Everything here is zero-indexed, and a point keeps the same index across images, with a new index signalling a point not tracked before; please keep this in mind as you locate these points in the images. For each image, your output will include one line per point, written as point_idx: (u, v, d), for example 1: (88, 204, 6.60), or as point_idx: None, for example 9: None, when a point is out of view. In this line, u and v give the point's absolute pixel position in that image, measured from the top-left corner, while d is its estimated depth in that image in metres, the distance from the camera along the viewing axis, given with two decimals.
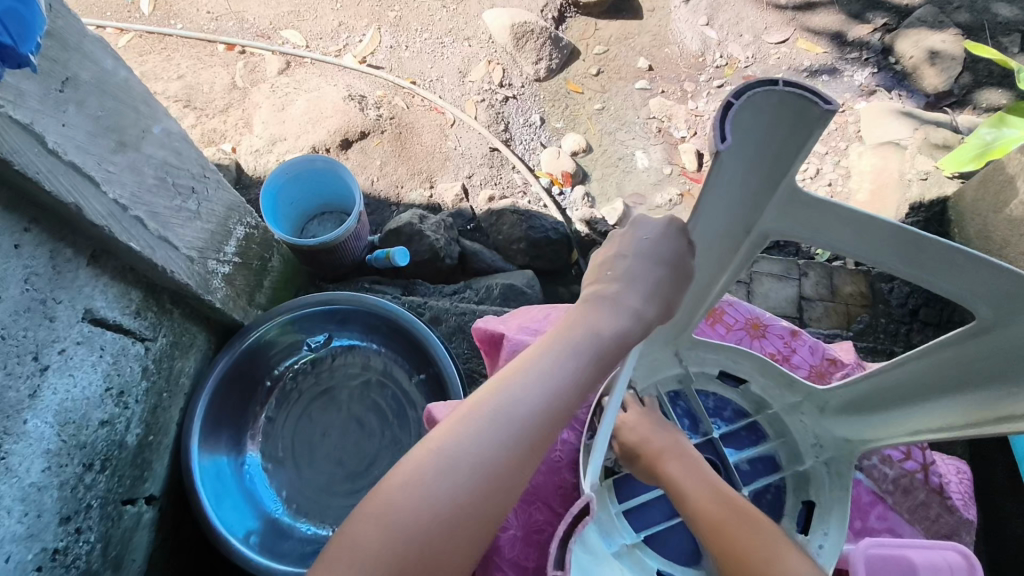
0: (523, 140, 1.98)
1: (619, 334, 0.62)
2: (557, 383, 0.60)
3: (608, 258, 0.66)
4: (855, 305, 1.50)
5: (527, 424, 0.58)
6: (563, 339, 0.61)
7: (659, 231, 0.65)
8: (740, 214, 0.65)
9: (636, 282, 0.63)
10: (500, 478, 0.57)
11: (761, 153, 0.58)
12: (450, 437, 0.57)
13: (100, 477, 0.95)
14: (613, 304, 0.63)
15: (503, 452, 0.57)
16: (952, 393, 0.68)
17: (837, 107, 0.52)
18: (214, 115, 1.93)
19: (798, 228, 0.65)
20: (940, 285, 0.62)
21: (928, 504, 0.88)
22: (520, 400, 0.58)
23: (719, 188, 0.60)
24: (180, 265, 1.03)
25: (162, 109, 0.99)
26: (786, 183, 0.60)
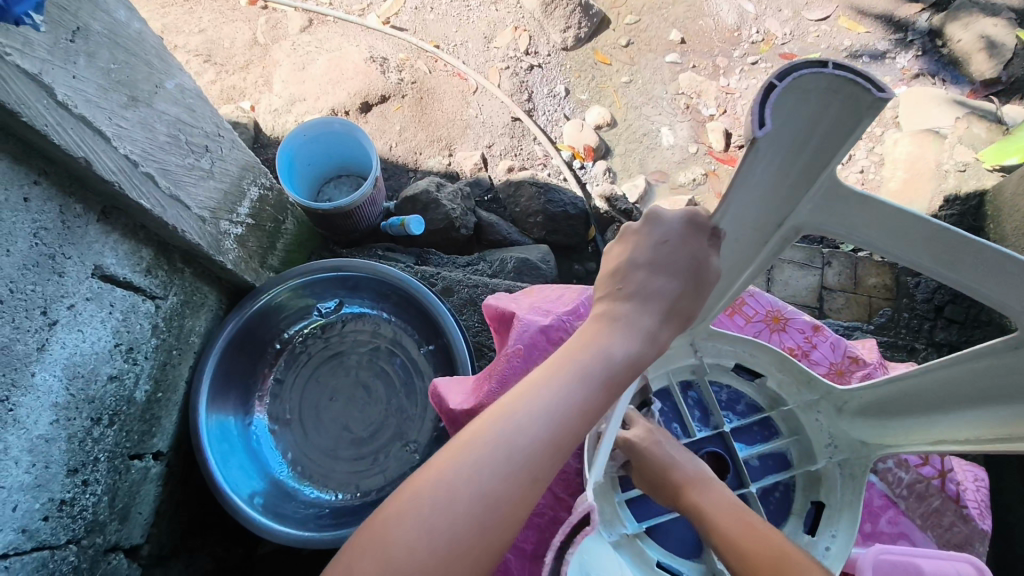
0: (545, 111, 1.92)
1: (629, 357, 0.61)
2: (562, 413, 0.57)
3: (622, 266, 0.65)
4: (878, 298, 1.46)
5: (531, 455, 0.55)
6: (569, 366, 0.59)
7: (678, 230, 0.64)
8: (772, 204, 0.61)
9: (650, 304, 0.63)
10: (502, 513, 0.54)
11: (801, 143, 0.55)
12: (450, 468, 0.54)
13: (109, 431, 0.96)
14: (625, 327, 0.62)
15: (505, 485, 0.54)
16: (984, 404, 0.65)
17: (891, 95, 0.49)
18: (234, 71, 1.90)
19: (832, 222, 0.61)
20: (984, 293, 0.59)
21: (941, 511, 0.86)
22: (525, 429, 0.55)
23: (751, 172, 0.57)
24: (192, 226, 1.02)
25: (176, 64, 0.97)
26: (825, 176, 0.57)
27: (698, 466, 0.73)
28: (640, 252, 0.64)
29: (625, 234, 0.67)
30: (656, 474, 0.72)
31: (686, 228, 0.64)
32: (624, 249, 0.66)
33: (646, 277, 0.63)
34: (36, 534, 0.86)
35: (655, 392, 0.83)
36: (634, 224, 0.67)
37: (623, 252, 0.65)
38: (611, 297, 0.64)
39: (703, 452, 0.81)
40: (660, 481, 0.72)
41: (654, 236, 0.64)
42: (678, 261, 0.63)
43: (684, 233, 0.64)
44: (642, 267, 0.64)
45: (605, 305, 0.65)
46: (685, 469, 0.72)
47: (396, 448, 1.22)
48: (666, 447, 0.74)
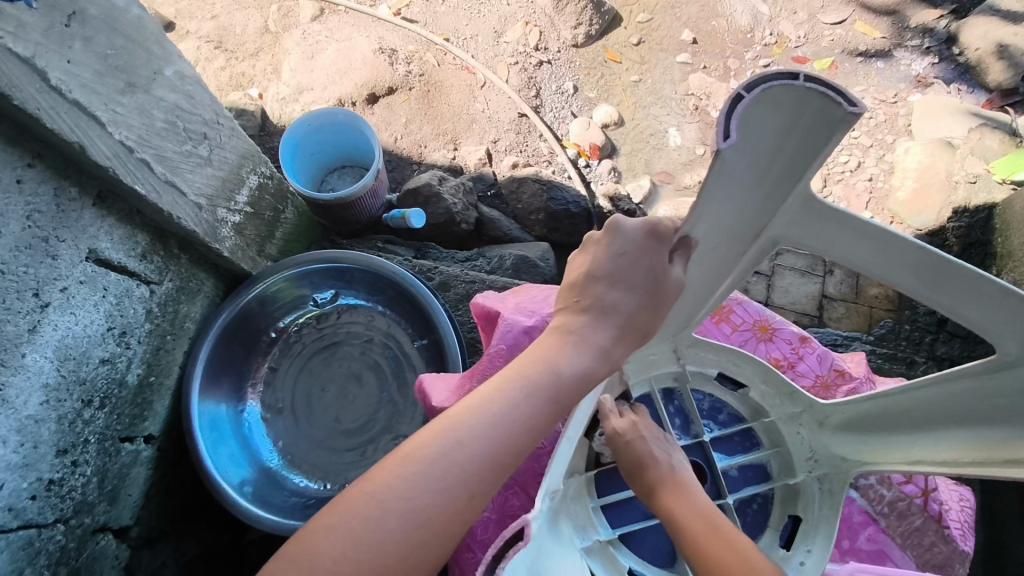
0: (553, 108, 1.91)
1: (579, 373, 0.63)
2: (505, 428, 0.58)
3: (581, 279, 0.66)
4: (880, 308, 1.44)
5: (469, 473, 0.56)
6: (517, 383, 0.61)
7: (638, 241, 0.65)
8: (747, 215, 0.60)
9: (608, 319, 0.65)
10: (436, 527, 0.54)
11: (774, 154, 0.53)
12: (385, 482, 0.55)
13: (99, 414, 0.97)
14: (577, 343, 0.64)
15: (442, 499, 0.55)
16: (967, 426, 0.64)
17: (863, 110, 0.48)
18: (244, 58, 1.91)
19: (809, 236, 0.60)
20: (962, 312, 0.58)
21: (923, 530, 0.85)
22: (470, 442, 0.57)
23: (721, 182, 0.55)
24: (188, 212, 1.03)
25: (175, 50, 0.97)
26: (800, 188, 0.56)
27: (678, 464, 0.72)
28: (600, 264, 0.66)
29: (589, 244, 0.68)
30: (634, 464, 0.72)
31: (646, 238, 0.65)
32: (585, 261, 0.67)
33: (604, 289, 0.65)
34: (22, 513, 0.86)
35: (636, 399, 0.83)
36: (598, 234, 0.67)
37: (585, 262, 0.67)
38: (571, 311, 0.67)
39: None
40: (636, 474, 0.72)
41: (614, 247, 0.65)
42: (636, 275, 0.65)
43: (645, 243, 0.65)
44: (600, 280, 0.65)
45: (563, 318, 0.67)
46: (663, 467, 0.71)
47: (385, 441, 1.23)
48: (650, 442, 0.73)
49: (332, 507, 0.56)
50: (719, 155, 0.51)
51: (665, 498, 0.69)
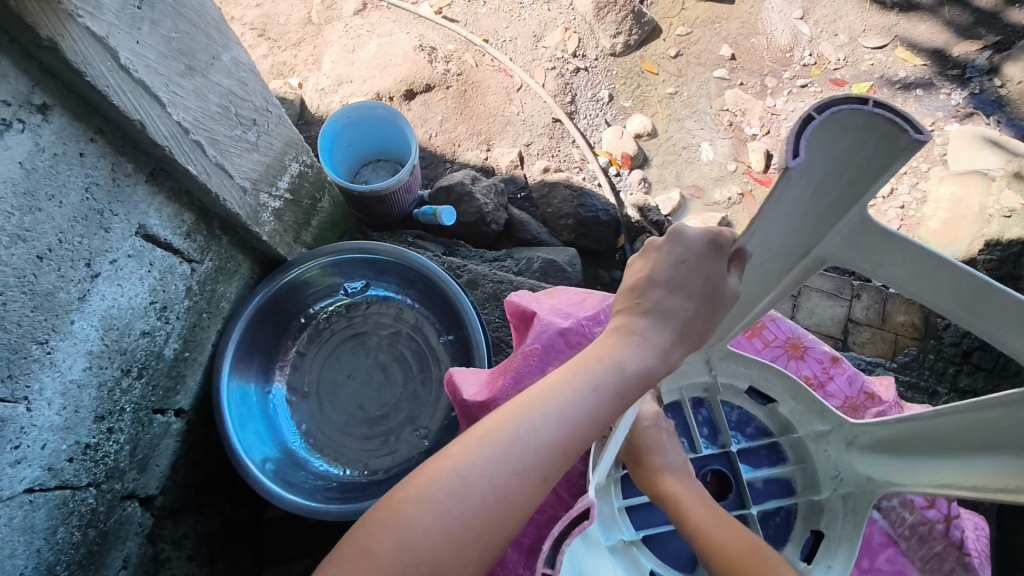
0: (587, 115, 1.93)
1: (642, 372, 0.63)
2: (574, 418, 0.59)
3: (641, 283, 0.66)
4: (905, 337, 1.43)
5: (542, 455, 0.57)
6: (582, 376, 0.61)
7: (699, 250, 0.65)
8: (801, 233, 0.61)
9: (666, 322, 0.65)
10: (513, 508, 0.56)
11: (835, 172, 0.55)
12: (466, 459, 0.57)
13: (136, 384, 1.00)
14: (640, 343, 0.64)
15: (517, 480, 0.56)
16: (993, 454, 0.64)
17: (928, 138, 0.49)
18: (287, 48, 1.95)
19: (858, 258, 0.62)
20: (1006, 343, 0.58)
21: (943, 556, 0.85)
22: (534, 431, 0.58)
23: (782, 197, 0.56)
24: (233, 195, 1.06)
25: (234, 37, 1.00)
26: (857, 208, 0.57)
27: (682, 459, 0.76)
28: (660, 268, 0.66)
29: (649, 249, 0.68)
30: (646, 452, 0.75)
31: (707, 249, 0.65)
32: (645, 266, 0.67)
33: (664, 295, 0.65)
34: (60, 473, 0.90)
35: (665, 406, 0.84)
36: (658, 240, 0.68)
37: (646, 266, 0.67)
38: (629, 312, 0.66)
39: (708, 469, 0.81)
40: (643, 460, 0.75)
41: (675, 254, 0.65)
42: (695, 283, 0.64)
43: (705, 253, 0.65)
44: (661, 286, 0.65)
45: (621, 319, 0.67)
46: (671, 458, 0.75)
47: (406, 432, 1.25)
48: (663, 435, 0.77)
49: (410, 481, 0.57)
50: (787, 171, 0.52)
51: (670, 480, 0.72)
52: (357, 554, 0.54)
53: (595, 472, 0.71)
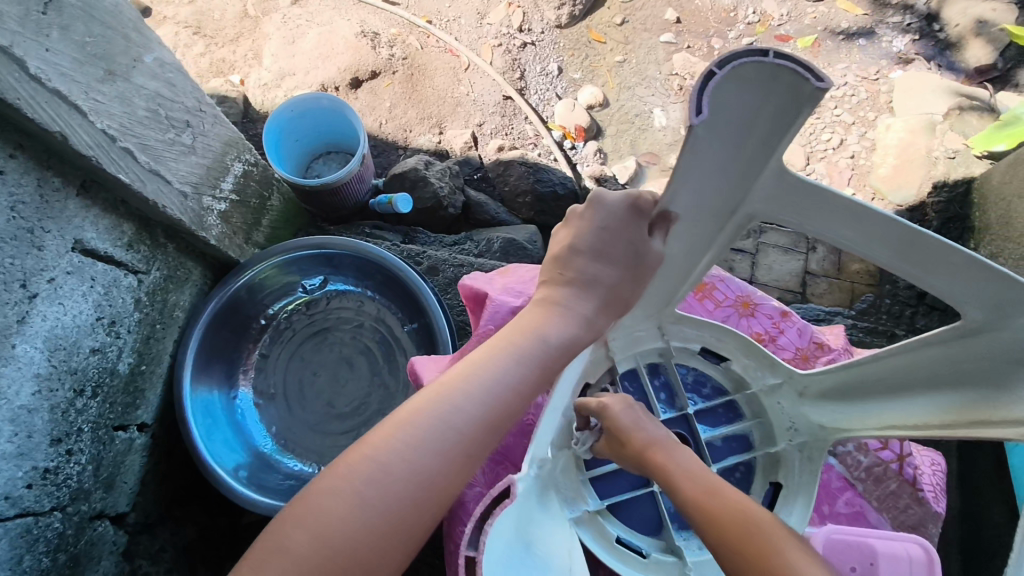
0: (538, 90, 1.91)
1: (565, 341, 0.65)
2: (496, 392, 0.60)
3: (563, 253, 0.69)
4: (861, 284, 1.47)
5: (464, 435, 0.58)
6: (504, 350, 0.63)
7: (621, 214, 0.66)
8: (724, 192, 0.61)
9: (592, 290, 0.68)
10: (437, 488, 0.57)
11: (748, 127, 0.54)
12: (386, 446, 0.57)
13: (92, 403, 0.97)
14: (563, 314, 0.66)
15: (439, 460, 0.57)
16: (937, 390, 0.66)
17: (830, 86, 0.49)
18: (224, 44, 1.89)
19: (784, 212, 0.61)
20: (931, 282, 0.59)
21: (897, 493, 0.90)
22: (458, 410, 0.59)
23: (696, 160, 0.56)
24: (174, 201, 1.02)
25: (155, 37, 0.96)
26: (773, 163, 0.56)
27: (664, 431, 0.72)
28: (583, 237, 0.68)
29: (571, 216, 0.70)
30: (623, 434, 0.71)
31: (628, 213, 0.66)
32: (568, 234, 0.69)
33: (587, 262, 0.67)
34: (20, 501, 0.86)
35: (622, 374, 0.84)
36: (580, 208, 0.69)
37: (569, 236, 0.69)
38: (554, 283, 0.69)
39: (668, 432, 0.82)
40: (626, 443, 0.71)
41: (597, 220, 0.67)
42: (618, 248, 0.66)
43: (626, 218, 0.66)
44: (584, 254, 0.67)
45: (545, 291, 0.69)
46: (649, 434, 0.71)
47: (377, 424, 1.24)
48: (638, 415, 0.73)
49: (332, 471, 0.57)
50: (692, 129, 0.52)
51: (655, 457, 0.69)
52: (274, 552, 0.53)
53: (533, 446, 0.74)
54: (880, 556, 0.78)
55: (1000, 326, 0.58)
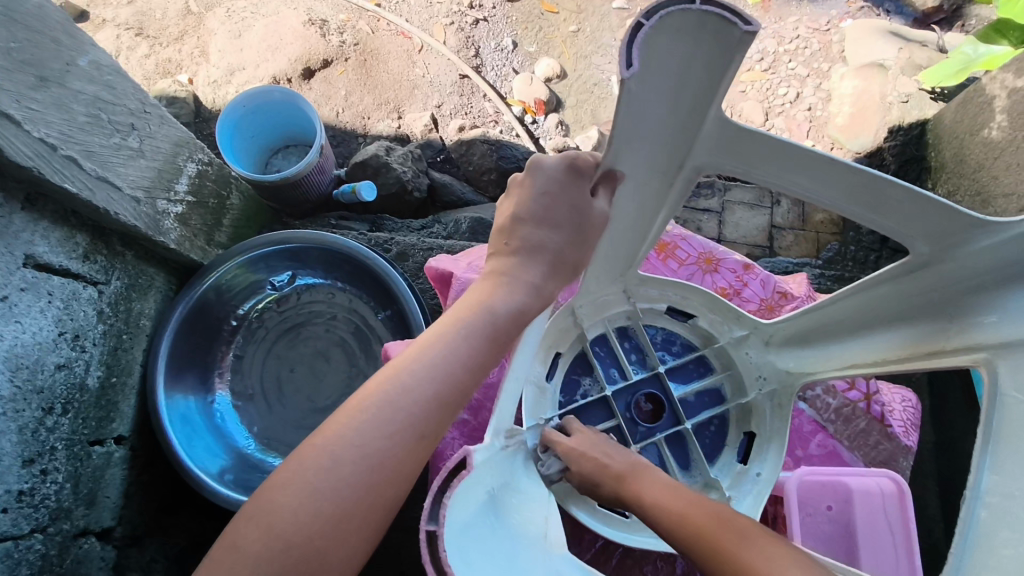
0: (494, 66, 1.88)
1: (514, 310, 0.60)
2: (447, 369, 0.54)
3: (508, 223, 0.66)
4: (826, 233, 1.50)
5: (417, 413, 0.52)
6: (454, 326, 0.57)
7: (559, 177, 0.64)
8: (668, 150, 0.61)
9: (537, 257, 0.64)
10: (394, 471, 0.50)
11: (682, 81, 0.53)
12: (333, 431, 0.50)
13: (64, 419, 0.95)
14: (509, 284, 0.62)
15: (391, 443, 0.50)
16: (893, 327, 0.68)
17: (759, 28, 0.47)
18: (169, 43, 1.82)
19: (729, 163, 0.62)
20: (878, 222, 0.60)
21: (868, 431, 0.94)
22: (408, 388, 0.52)
23: (631, 118, 0.55)
24: (127, 208, 0.99)
25: (88, 39, 0.94)
26: (712, 116, 0.56)
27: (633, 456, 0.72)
28: (525, 206, 0.65)
29: (513, 186, 0.68)
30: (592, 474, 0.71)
31: (566, 173, 0.64)
32: (512, 204, 0.66)
33: (531, 229, 0.64)
34: None
35: (591, 340, 0.86)
36: (522, 176, 0.67)
37: (511, 206, 0.66)
38: (499, 254, 0.65)
39: (641, 392, 0.84)
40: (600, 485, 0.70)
41: (537, 187, 0.64)
42: (560, 212, 0.64)
43: (565, 178, 0.64)
44: (528, 222, 0.65)
45: (495, 264, 0.65)
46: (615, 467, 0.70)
47: None
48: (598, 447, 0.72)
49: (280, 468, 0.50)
50: (623, 84, 0.50)
51: (634, 487, 0.67)
52: (222, 551, 0.46)
53: (496, 416, 0.67)
54: (855, 492, 0.84)
55: (945, 257, 0.59)
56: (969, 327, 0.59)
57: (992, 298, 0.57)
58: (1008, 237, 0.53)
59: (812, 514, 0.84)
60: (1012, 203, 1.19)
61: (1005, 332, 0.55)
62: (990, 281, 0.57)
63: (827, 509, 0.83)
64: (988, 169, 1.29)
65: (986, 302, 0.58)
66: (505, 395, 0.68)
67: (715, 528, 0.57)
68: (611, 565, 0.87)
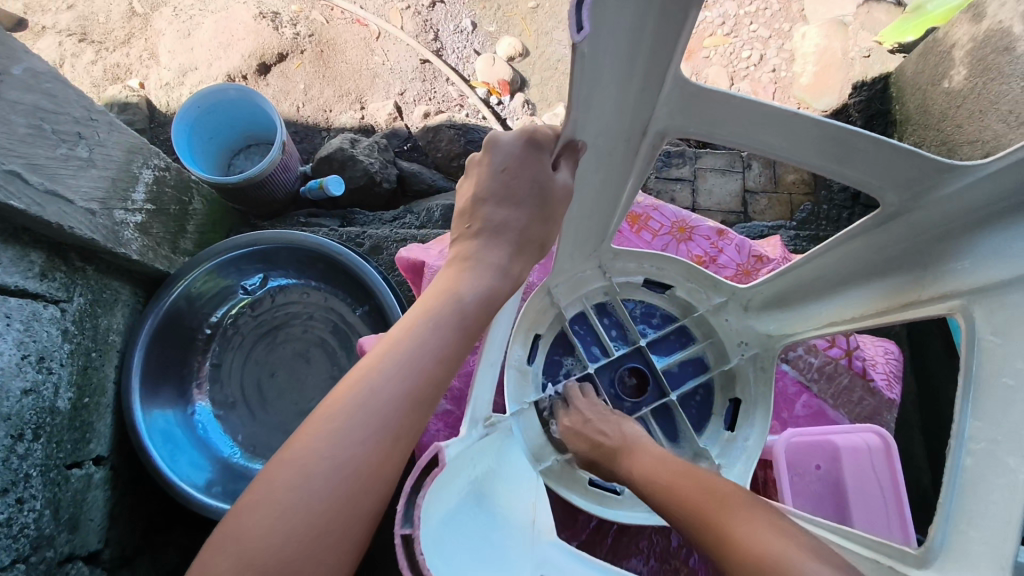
0: (454, 49, 1.84)
1: (481, 295, 0.57)
2: (418, 366, 0.51)
3: (469, 205, 0.63)
4: (798, 194, 1.50)
5: (390, 413, 0.48)
6: (421, 319, 0.54)
7: (517, 152, 0.61)
8: (629, 112, 0.60)
9: (502, 238, 0.61)
10: (371, 480, 0.47)
11: (637, 42, 0.51)
12: (301, 445, 0.46)
13: (36, 444, 0.91)
14: (475, 269, 0.59)
15: (364, 450, 0.47)
16: (869, 281, 0.68)
17: None
18: (115, 47, 1.75)
19: (692, 125, 0.61)
20: (847, 174, 0.60)
21: (851, 387, 0.95)
22: (377, 391, 0.49)
23: (592, 85, 0.52)
24: (81, 220, 0.95)
25: (21, 45, 0.89)
26: (672, 75, 0.54)
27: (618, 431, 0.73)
28: (484, 185, 0.63)
29: (472, 166, 0.65)
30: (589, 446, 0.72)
31: (524, 149, 0.61)
32: (471, 184, 0.64)
33: (492, 209, 0.62)
34: None
35: (570, 318, 0.86)
36: (480, 154, 0.65)
37: (471, 187, 0.64)
38: (462, 239, 0.62)
39: (625, 367, 0.85)
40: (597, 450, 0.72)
41: (495, 164, 0.62)
42: (521, 188, 0.61)
43: (523, 153, 0.61)
44: (488, 201, 0.62)
45: (459, 248, 0.62)
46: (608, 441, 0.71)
47: None
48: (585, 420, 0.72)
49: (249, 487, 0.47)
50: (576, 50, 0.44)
51: (627, 463, 0.68)
52: None
53: (472, 405, 0.65)
54: (843, 449, 0.85)
55: (916, 205, 0.59)
56: (943, 275, 0.59)
57: (964, 243, 0.57)
58: (976, 179, 0.53)
59: (800, 474, 0.85)
60: (977, 150, 1.20)
61: (978, 277, 0.55)
62: (961, 226, 0.57)
63: (815, 468, 0.85)
64: (952, 118, 1.29)
65: (960, 248, 0.57)
66: (479, 387, 0.65)
67: (707, 496, 0.57)
68: (607, 544, 0.88)
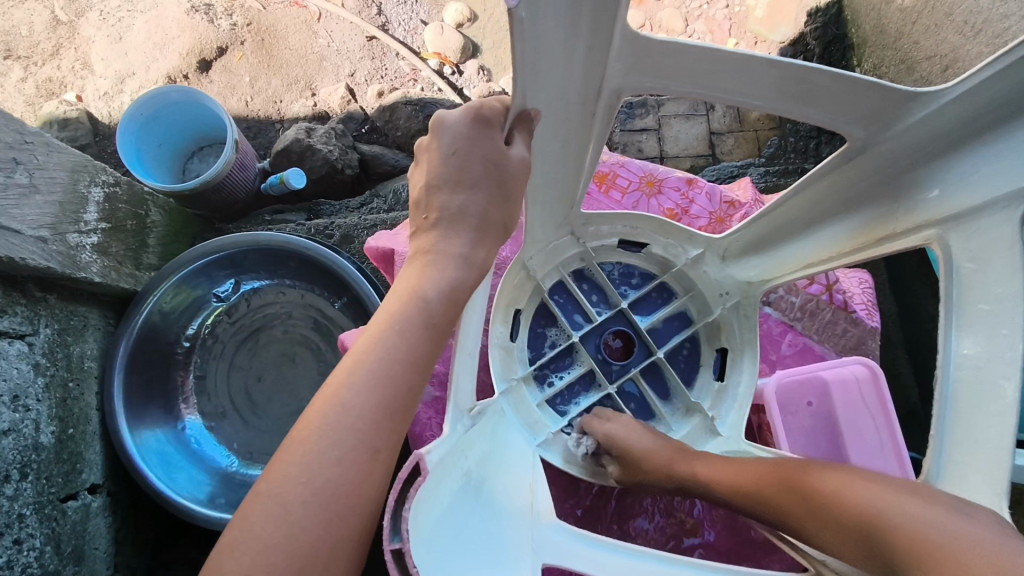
0: (400, 21, 1.76)
1: (447, 291, 0.56)
2: (388, 373, 0.49)
3: (424, 194, 0.61)
4: (764, 130, 1.48)
5: (364, 428, 0.47)
6: (388, 325, 0.52)
7: (464, 130, 0.58)
8: (579, 75, 0.57)
9: (462, 226, 0.60)
10: (351, 497, 0.46)
11: (576, 4, 0.48)
12: (277, 473, 0.45)
13: (26, 483, 0.89)
14: (438, 264, 0.57)
15: (342, 470, 0.46)
16: (842, 218, 0.67)
17: None
18: (44, 61, 1.66)
19: (648, 81, 0.59)
20: (810, 114, 0.58)
21: (834, 321, 0.97)
22: (350, 407, 0.47)
23: (535, 51, 0.50)
24: (34, 250, 0.91)
25: None
26: (619, 33, 0.52)
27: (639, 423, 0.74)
28: (436, 172, 0.60)
29: (423, 152, 0.62)
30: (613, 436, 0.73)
31: (471, 126, 0.58)
32: (424, 172, 0.61)
33: (448, 197, 0.60)
34: None
35: (549, 288, 0.87)
36: (427, 139, 0.62)
37: (423, 176, 0.61)
38: (421, 233, 0.60)
39: (609, 331, 0.85)
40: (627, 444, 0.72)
41: (444, 147, 0.59)
42: (473, 169, 0.59)
43: (470, 131, 0.59)
44: (443, 189, 0.60)
45: (420, 243, 0.60)
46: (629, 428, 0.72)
47: None
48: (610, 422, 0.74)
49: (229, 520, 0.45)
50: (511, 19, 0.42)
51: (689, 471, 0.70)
52: None
53: (455, 395, 0.63)
54: (831, 384, 0.86)
55: (883, 137, 0.57)
56: (915, 205, 0.59)
57: (934, 171, 0.57)
58: (942, 104, 0.52)
59: (793, 412, 0.86)
60: (936, 65, 1.19)
61: (954, 204, 0.55)
62: (929, 153, 0.56)
63: (807, 405, 0.86)
64: (908, 36, 1.27)
65: (928, 175, 0.57)
66: (459, 378, 0.64)
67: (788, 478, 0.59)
68: (611, 507, 0.88)
